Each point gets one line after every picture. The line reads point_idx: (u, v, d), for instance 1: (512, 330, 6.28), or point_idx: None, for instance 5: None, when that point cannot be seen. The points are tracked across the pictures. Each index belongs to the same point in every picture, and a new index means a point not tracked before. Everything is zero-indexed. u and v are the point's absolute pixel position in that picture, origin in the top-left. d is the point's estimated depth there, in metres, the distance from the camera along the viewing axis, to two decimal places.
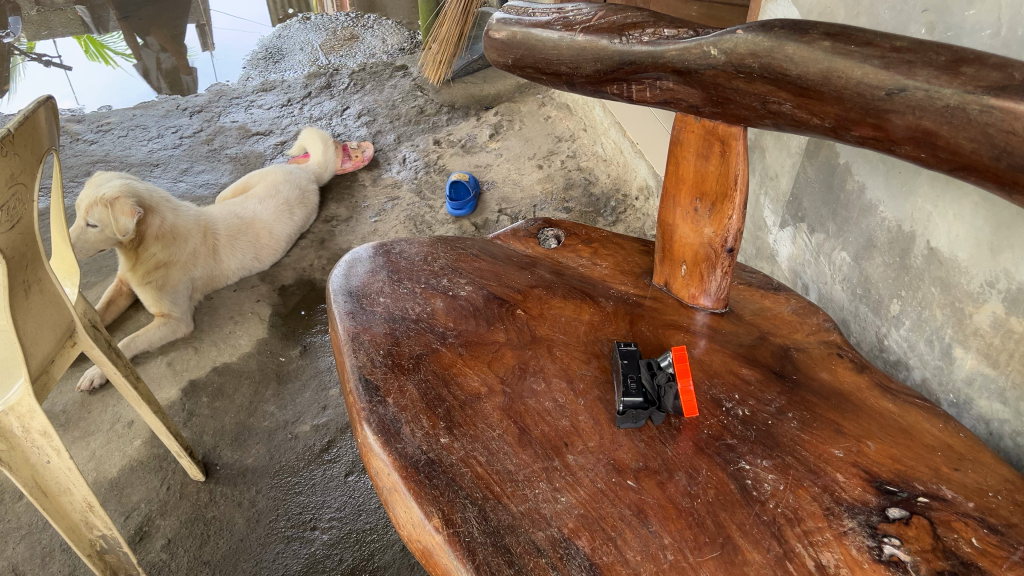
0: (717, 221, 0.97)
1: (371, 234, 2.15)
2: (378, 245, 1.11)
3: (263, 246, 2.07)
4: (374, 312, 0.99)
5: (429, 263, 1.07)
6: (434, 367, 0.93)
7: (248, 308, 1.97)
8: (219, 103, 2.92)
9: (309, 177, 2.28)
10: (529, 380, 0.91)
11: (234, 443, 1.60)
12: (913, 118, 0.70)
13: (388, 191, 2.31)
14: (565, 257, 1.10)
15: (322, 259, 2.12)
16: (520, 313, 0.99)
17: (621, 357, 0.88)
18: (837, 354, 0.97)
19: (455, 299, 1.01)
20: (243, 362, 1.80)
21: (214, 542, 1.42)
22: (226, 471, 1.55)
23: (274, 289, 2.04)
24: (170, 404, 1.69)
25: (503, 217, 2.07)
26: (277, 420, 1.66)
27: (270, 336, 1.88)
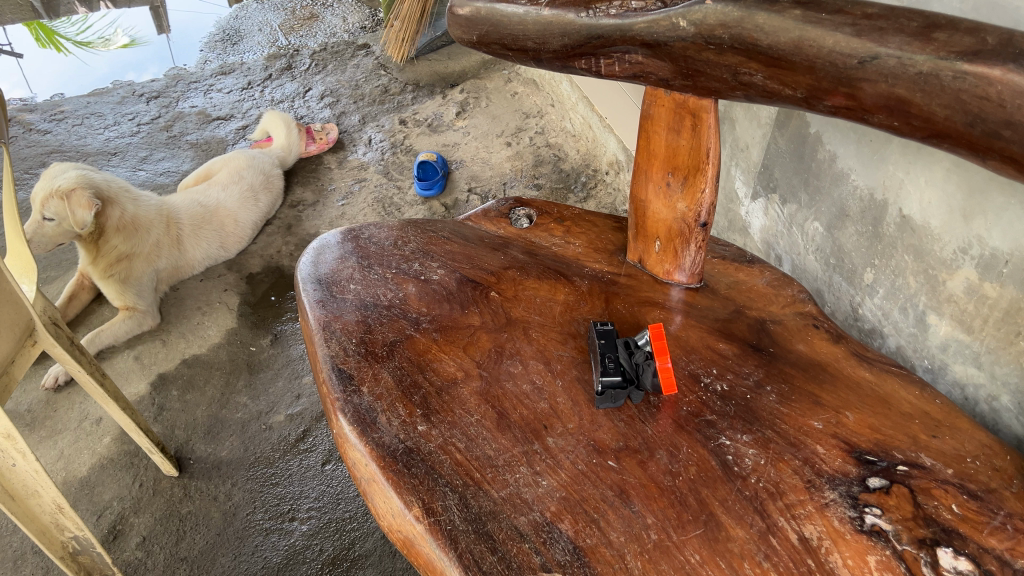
0: (690, 195, 0.96)
1: (339, 218, 2.12)
2: (347, 231, 1.09)
3: (228, 234, 2.03)
4: (346, 300, 0.97)
5: (399, 248, 1.05)
6: (409, 354, 0.91)
7: (216, 298, 1.93)
8: (176, 88, 2.85)
9: (273, 162, 2.23)
10: (505, 364, 0.90)
11: (207, 437, 1.58)
12: (886, 87, 0.70)
13: (355, 174, 2.27)
14: (538, 238, 1.09)
15: (290, 245, 2.09)
16: (494, 296, 0.97)
17: (597, 335, 0.86)
18: (813, 326, 0.96)
19: (428, 284, 0.99)
20: (212, 354, 1.77)
21: (191, 538, 1.40)
22: (200, 465, 1.53)
23: (242, 278, 2.00)
24: (139, 399, 1.66)
25: (473, 196, 2.05)
26: (250, 411, 1.64)
27: (240, 325, 1.85)
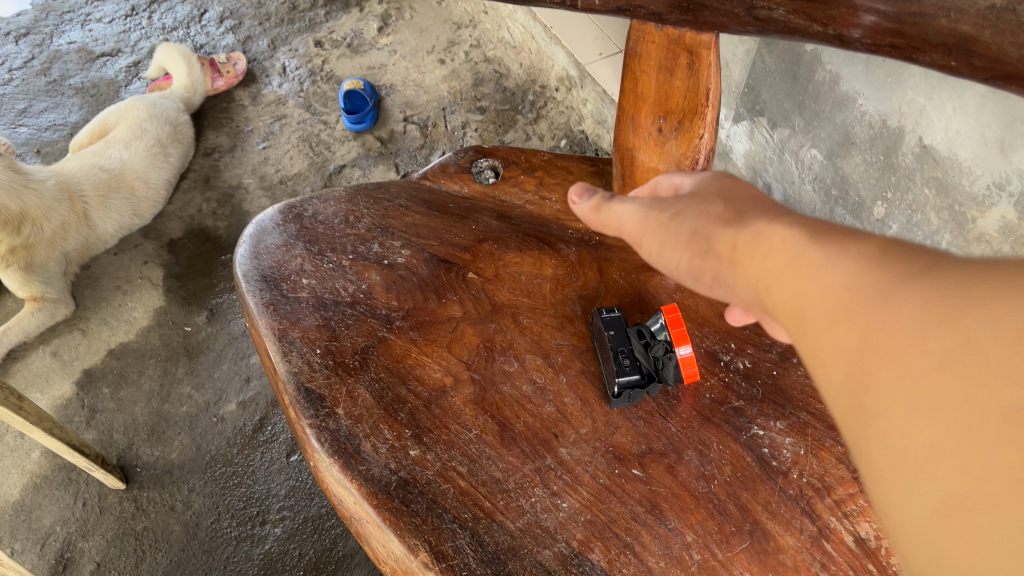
0: (685, 143, 0.83)
1: (263, 164, 1.94)
2: (287, 207, 0.93)
3: (140, 200, 1.82)
4: (300, 300, 0.83)
5: (352, 226, 0.91)
6: (386, 361, 0.78)
7: (136, 273, 1.75)
8: (46, 20, 2.50)
9: (178, 108, 1.96)
10: (499, 362, 0.79)
11: (152, 437, 1.49)
12: (948, 23, 0.57)
13: (272, 110, 2.06)
14: (508, 197, 0.96)
15: (211, 202, 1.89)
16: (474, 278, 0.85)
17: (603, 326, 0.76)
18: None
19: (393, 269, 0.86)
20: (143, 340, 1.62)
21: (153, 557, 1.35)
22: (149, 472, 1.45)
23: (162, 246, 1.81)
24: (66, 403, 1.54)
25: (410, 126, 1.92)
26: (197, 402, 1.54)
27: (169, 302, 1.68)
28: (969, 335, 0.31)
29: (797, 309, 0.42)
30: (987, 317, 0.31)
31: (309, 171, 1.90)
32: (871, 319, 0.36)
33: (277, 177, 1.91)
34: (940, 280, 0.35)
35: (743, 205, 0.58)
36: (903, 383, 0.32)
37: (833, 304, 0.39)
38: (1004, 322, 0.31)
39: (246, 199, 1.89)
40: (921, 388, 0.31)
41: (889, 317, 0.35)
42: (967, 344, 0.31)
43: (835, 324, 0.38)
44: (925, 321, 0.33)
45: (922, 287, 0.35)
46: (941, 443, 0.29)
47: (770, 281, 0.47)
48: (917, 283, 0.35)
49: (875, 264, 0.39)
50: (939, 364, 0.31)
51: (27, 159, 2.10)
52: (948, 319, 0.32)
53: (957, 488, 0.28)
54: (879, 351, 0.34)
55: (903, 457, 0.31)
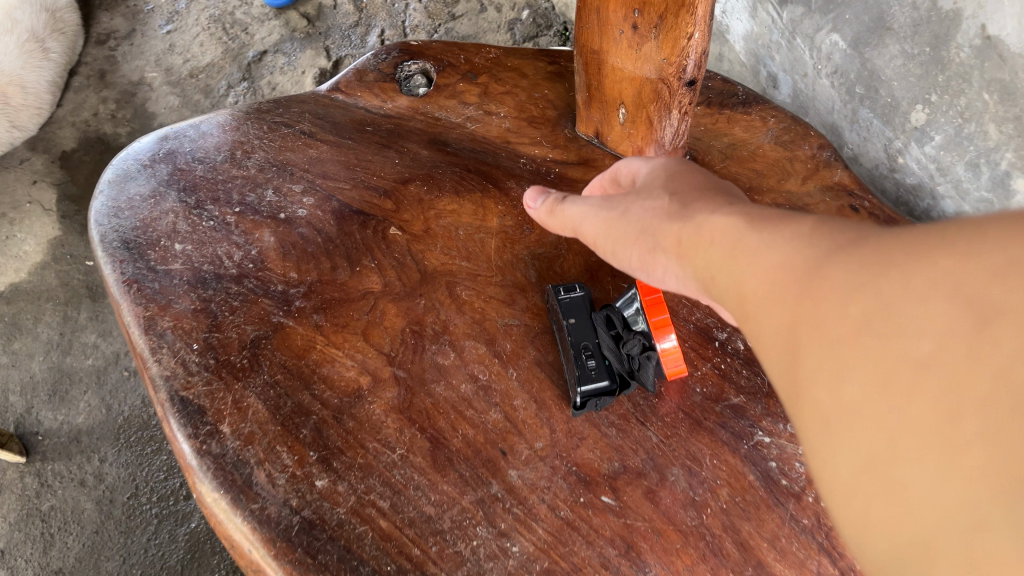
0: (669, 47, 0.62)
1: (168, 53, 1.50)
2: (157, 141, 0.72)
3: (19, 109, 1.40)
4: (172, 274, 0.64)
5: (239, 165, 0.70)
6: (283, 358, 0.61)
7: (23, 196, 1.36)
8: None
9: None
10: (431, 352, 0.61)
11: (54, 399, 1.19)
12: None
13: None
14: (443, 113, 0.75)
15: (109, 103, 1.46)
16: (398, 236, 0.66)
17: (561, 311, 0.59)
18: (850, 208, 0.69)
19: (292, 227, 0.66)
20: (36, 279, 1.28)
21: (60, 541, 1.08)
22: (53, 441, 1.16)
23: (55, 159, 1.41)
24: None
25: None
26: (105, 354, 1.23)
27: (66, 231, 1.33)
28: (877, 286, 0.28)
29: (728, 289, 0.38)
30: (894, 263, 0.28)
31: (222, 61, 1.47)
32: (795, 294, 0.32)
33: (185, 70, 1.48)
34: (854, 237, 0.32)
35: (702, 191, 0.47)
36: (825, 351, 0.28)
37: (761, 276, 0.35)
38: (914, 263, 0.27)
39: (150, 98, 1.45)
40: (840, 351, 0.27)
41: (809, 286, 0.31)
42: (878, 298, 0.27)
43: (763, 300, 0.34)
44: (839, 284, 0.29)
45: (837, 252, 0.31)
46: (862, 404, 0.26)
47: (706, 272, 0.41)
48: (834, 248, 0.32)
49: (791, 232, 0.36)
50: (852, 326, 0.28)
51: None
52: (860, 275, 0.29)
53: (885, 454, 0.24)
54: (802, 325, 0.30)
55: (831, 431, 0.27)
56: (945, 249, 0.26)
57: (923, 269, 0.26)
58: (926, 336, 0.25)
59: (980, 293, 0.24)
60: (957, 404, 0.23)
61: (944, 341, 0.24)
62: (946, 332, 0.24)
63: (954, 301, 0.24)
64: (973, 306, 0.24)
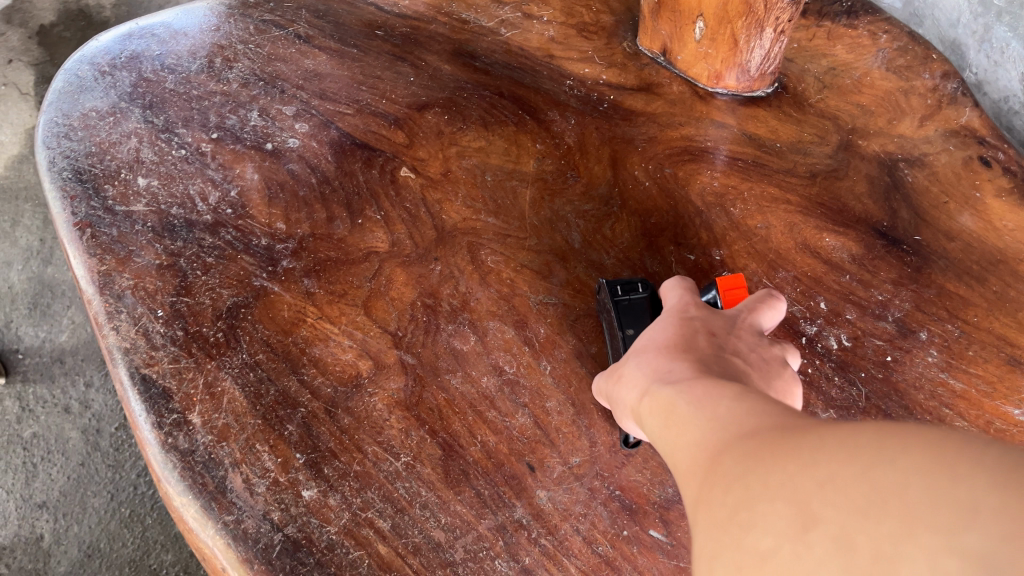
0: None
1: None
2: (120, 40, 0.59)
3: None
4: (134, 217, 0.52)
5: (218, 77, 0.57)
6: (267, 332, 0.49)
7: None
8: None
9: None
10: (447, 334, 0.49)
11: (35, 314, 0.95)
12: None
13: None
14: (471, 16, 0.60)
15: None
16: (411, 178, 0.53)
17: (618, 321, 0.46)
18: (980, 161, 0.54)
19: (281, 161, 0.53)
20: (13, 176, 1.02)
21: (47, 473, 0.87)
22: (36, 362, 0.92)
23: None
24: None
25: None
26: None
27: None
28: (757, 470, 0.24)
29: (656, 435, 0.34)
30: (769, 448, 0.24)
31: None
32: (694, 472, 0.28)
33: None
34: (759, 411, 0.28)
35: (705, 356, 0.37)
36: (705, 536, 0.24)
37: (676, 430, 0.31)
38: (803, 446, 0.23)
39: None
40: (710, 543, 0.24)
41: (703, 461, 0.28)
42: (746, 490, 0.24)
43: (674, 461, 0.30)
44: (722, 466, 0.26)
45: (730, 429, 0.28)
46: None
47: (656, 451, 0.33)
48: (737, 418, 0.29)
49: (706, 394, 0.32)
50: (722, 515, 0.24)
51: None
52: (739, 462, 0.25)
53: None
54: (694, 505, 0.27)
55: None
56: (800, 451, 0.23)
57: (785, 462, 0.23)
58: (769, 535, 0.21)
59: (811, 494, 0.21)
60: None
61: (780, 543, 0.20)
62: (784, 533, 0.21)
63: (791, 502, 0.21)
64: (802, 509, 0.21)
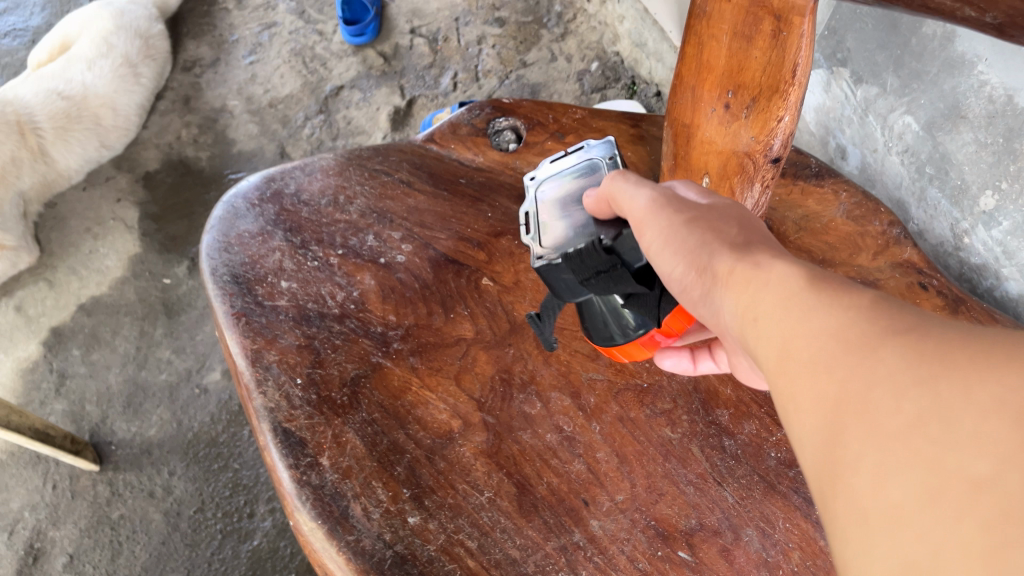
0: (758, 125, 0.66)
1: (251, 84, 1.58)
2: (264, 179, 0.77)
3: (107, 129, 1.47)
4: (278, 309, 0.68)
5: (341, 209, 0.74)
6: (381, 398, 0.64)
7: (108, 213, 1.45)
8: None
9: (150, 14, 1.58)
10: (519, 401, 0.65)
11: (128, 411, 1.28)
12: None
13: (259, 14, 1.65)
14: (532, 169, 0.79)
15: (191, 127, 1.55)
16: (489, 286, 0.70)
17: None
18: (919, 285, 0.72)
19: (391, 270, 0.71)
20: (117, 294, 1.36)
21: (130, 551, 1.18)
22: (125, 453, 1.25)
23: (138, 180, 1.49)
24: (32, 367, 1.31)
25: (418, 41, 1.57)
26: (176, 370, 1.31)
27: (146, 249, 1.40)
28: (939, 383, 0.26)
29: (750, 320, 0.36)
30: (950, 359, 0.26)
31: (301, 93, 1.55)
32: (836, 364, 0.29)
33: (265, 99, 1.56)
34: (891, 311, 0.31)
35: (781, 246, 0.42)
36: (871, 441, 0.26)
37: (793, 322, 0.33)
38: (990, 365, 0.25)
39: (231, 124, 1.54)
40: (884, 442, 0.26)
41: (846, 353, 0.29)
42: (932, 399, 0.26)
43: (790, 358, 0.32)
44: (878, 371, 0.28)
45: (867, 330, 0.30)
46: (904, 514, 0.24)
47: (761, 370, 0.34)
48: (877, 315, 0.30)
49: (826, 291, 0.33)
50: (900, 420, 0.26)
51: None
52: (912, 366, 0.27)
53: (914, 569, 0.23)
54: (835, 397, 0.29)
55: (858, 528, 0.25)
56: (993, 371, 0.25)
57: (984, 381, 0.25)
58: (984, 460, 0.23)
59: None
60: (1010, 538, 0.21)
61: (1004, 470, 0.23)
62: (1007, 457, 0.23)
63: (1006, 429, 0.23)
64: (1021, 431, 0.23)
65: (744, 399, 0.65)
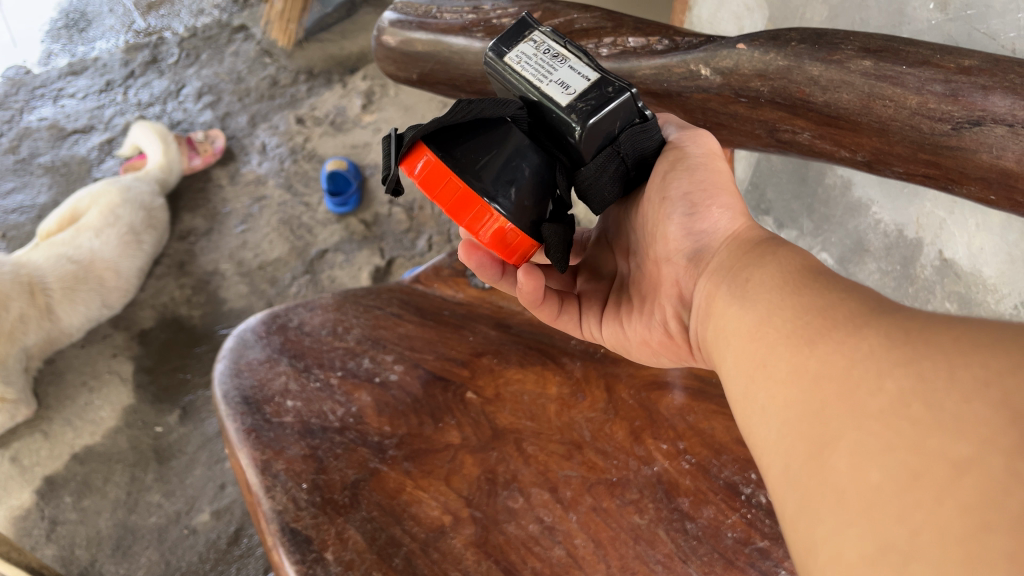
0: None
1: (241, 249, 1.89)
2: (268, 317, 0.86)
3: (110, 289, 1.69)
4: (285, 425, 0.75)
5: (341, 338, 0.85)
6: (378, 498, 0.71)
7: (104, 368, 1.66)
8: (17, 96, 2.32)
9: (152, 190, 1.84)
10: (502, 497, 0.72)
11: (117, 553, 1.40)
12: (989, 158, 0.63)
13: (251, 189, 2.03)
14: (507, 303, 0.93)
15: (185, 289, 1.81)
16: (472, 398, 0.80)
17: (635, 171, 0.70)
18: None
19: (385, 387, 0.80)
20: (109, 443, 1.53)
21: None
22: None
23: (133, 337, 1.72)
24: (25, 515, 1.45)
25: (396, 209, 1.93)
26: (166, 512, 1.44)
27: (139, 400, 1.60)
28: (923, 381, 0.34)
29: (767, 325, 0.48)
30: (940, 356, 0.35)
31: (288, 256, 1.86)
32: (842, 364, 0.39)
33: (255, 262, 1.86)
34: (882, 326, 0.39)
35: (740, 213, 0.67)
36: (861, 431, 0.35)
37: (803, 350, 0.42)
38: (962, 366, 0.33)
39: (223, 285, 1.82)
40: (874, 430, 0.34)
41: (852, 355, 0.39)
42: (918, 387, 0.34)
43: (799, 371, 0.41)
44: (872, 375, 0.37)
45: (862, 348, 0.39)
46: (884, 487, 0.32)
47: (768, 386, 0.44)
48: (876, 324, 0.40)
49: (828, 329, 0.42)
50: (892, 405, 0.35)
51: None
52: (903, 360, 0.36)
53: (893, 537, 0.31)
54: (834, 388, 0.38)
55: (843, 505, 0.33)
56: (962, 374, 0.33)
57: (965, 374, 0.33)
58: (966, 444, 0.30)
59: (988, 417, 0.31)
60: (982, 518, 0.28)
61: (968, 455, 0.30)
62: (983, 443, 0.30)
63: (968, 422, 0.31)
64: (980, 423, 0.31)
65: (701, 488, 0.73)
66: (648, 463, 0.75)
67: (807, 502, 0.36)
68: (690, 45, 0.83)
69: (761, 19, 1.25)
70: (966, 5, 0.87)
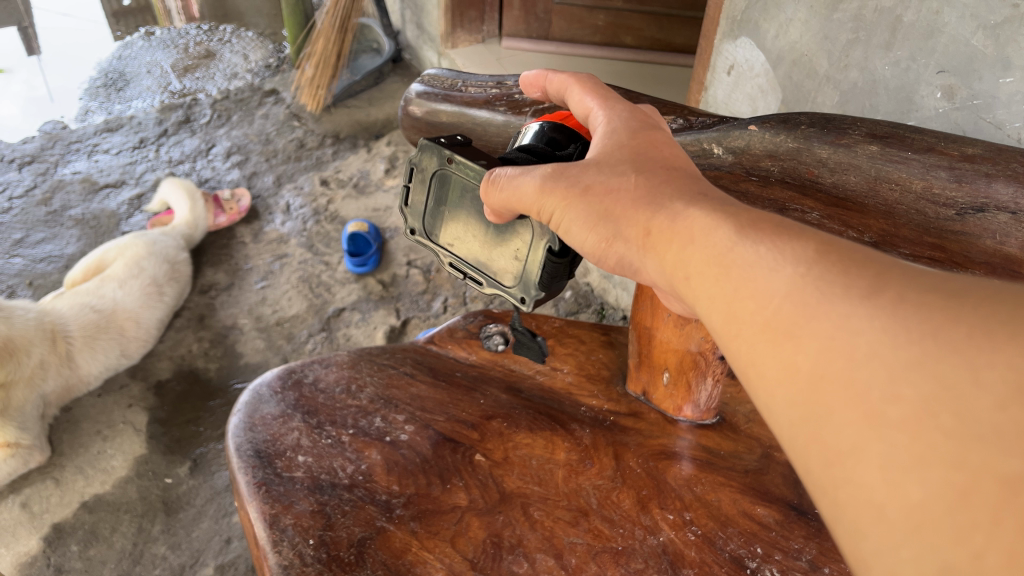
0: (682, 390, 0.92)
1: (260, 304, 1.92)
2: (283, 373, 0.88)
3: (129, 339, 1.73)
4: (295, 480, 0.74)
5: (353, 396, 0.87)
6: (383, 556, 0.68)
7: (118, 418, 1.67)
8: (53, 149, 2.40)
9: (176, 245, 1.91)
10: (507, 561, 0.71)
11: None
12: (994, 244, 0.66)
13: (274, 247, 2.07)
14: (519, 365, 0.98)
15: (203, 342, 1.84)
16: (481, 460, 0.81)
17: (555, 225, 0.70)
18: None
19: (395, 447, 0.81)
20: (119, 492, 1.53)
21: None
22: None
23: (149, 387, 1.74)
24: (30, 562, 1.43)
25: (414, 271, 1.97)
26: (171, 565, 1.43)
27: (152, 451, 1.61)
28: (938, 377, 0.32)
29: (723, 288, 0.43)
30: (948, 348, 0.32)
31: (306, 313, 1.89)
32: (831, 351, 0.36)
33: (273, 318, 1.89)
34: (861, 297, 0.36)
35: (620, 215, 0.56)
36: (882, 437, 0.33)
37: (777, 330, 0.39)
38: (980, 358, 0.31)
39: (240, 340, 1.84)
40: (902, 443, 0.32)
41: (840, 340, 0.35)
42: (942, 389, 0.32)
43: (781, 359, 0.38)
44: (874, 370, 0.34)
45: (848, 327, 0.35)
46: (932, 508, 0.31)
47: (746, 369, 0.40)
48: (853, 290, 0.36)
49: (794, 301, 0.38)
50: (912, 409, 0.32)
51: (17, 292, 1.98)
52: (905, 350, 0.33)
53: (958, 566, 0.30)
54: (836, 390, 0.35)
55: (888, 523, 0.32)
56: (985, 367, 0.31)
57: (989, 368, 0.31)
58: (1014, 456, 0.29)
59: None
60: None
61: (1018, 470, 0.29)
62: None
63: (1005, 430, 0.29)
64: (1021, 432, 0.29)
65: (706, 560, 0.72)
66: (654, 533, 0.74)
67: (840, 511, 0.34)
68: (704, 125, 0.86)
69: (775, 101, 1.29)
70: (972, 96, 0.90)
